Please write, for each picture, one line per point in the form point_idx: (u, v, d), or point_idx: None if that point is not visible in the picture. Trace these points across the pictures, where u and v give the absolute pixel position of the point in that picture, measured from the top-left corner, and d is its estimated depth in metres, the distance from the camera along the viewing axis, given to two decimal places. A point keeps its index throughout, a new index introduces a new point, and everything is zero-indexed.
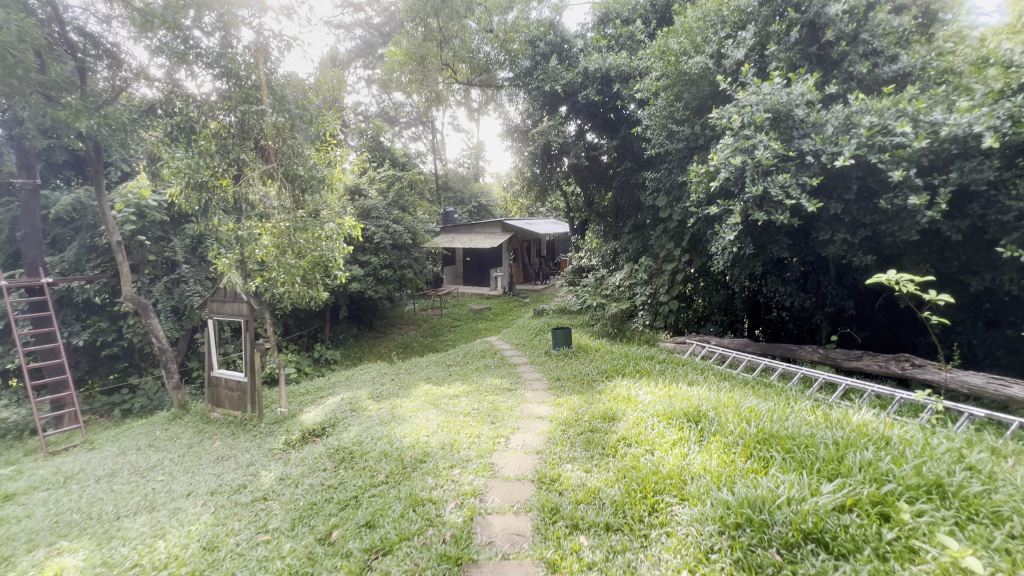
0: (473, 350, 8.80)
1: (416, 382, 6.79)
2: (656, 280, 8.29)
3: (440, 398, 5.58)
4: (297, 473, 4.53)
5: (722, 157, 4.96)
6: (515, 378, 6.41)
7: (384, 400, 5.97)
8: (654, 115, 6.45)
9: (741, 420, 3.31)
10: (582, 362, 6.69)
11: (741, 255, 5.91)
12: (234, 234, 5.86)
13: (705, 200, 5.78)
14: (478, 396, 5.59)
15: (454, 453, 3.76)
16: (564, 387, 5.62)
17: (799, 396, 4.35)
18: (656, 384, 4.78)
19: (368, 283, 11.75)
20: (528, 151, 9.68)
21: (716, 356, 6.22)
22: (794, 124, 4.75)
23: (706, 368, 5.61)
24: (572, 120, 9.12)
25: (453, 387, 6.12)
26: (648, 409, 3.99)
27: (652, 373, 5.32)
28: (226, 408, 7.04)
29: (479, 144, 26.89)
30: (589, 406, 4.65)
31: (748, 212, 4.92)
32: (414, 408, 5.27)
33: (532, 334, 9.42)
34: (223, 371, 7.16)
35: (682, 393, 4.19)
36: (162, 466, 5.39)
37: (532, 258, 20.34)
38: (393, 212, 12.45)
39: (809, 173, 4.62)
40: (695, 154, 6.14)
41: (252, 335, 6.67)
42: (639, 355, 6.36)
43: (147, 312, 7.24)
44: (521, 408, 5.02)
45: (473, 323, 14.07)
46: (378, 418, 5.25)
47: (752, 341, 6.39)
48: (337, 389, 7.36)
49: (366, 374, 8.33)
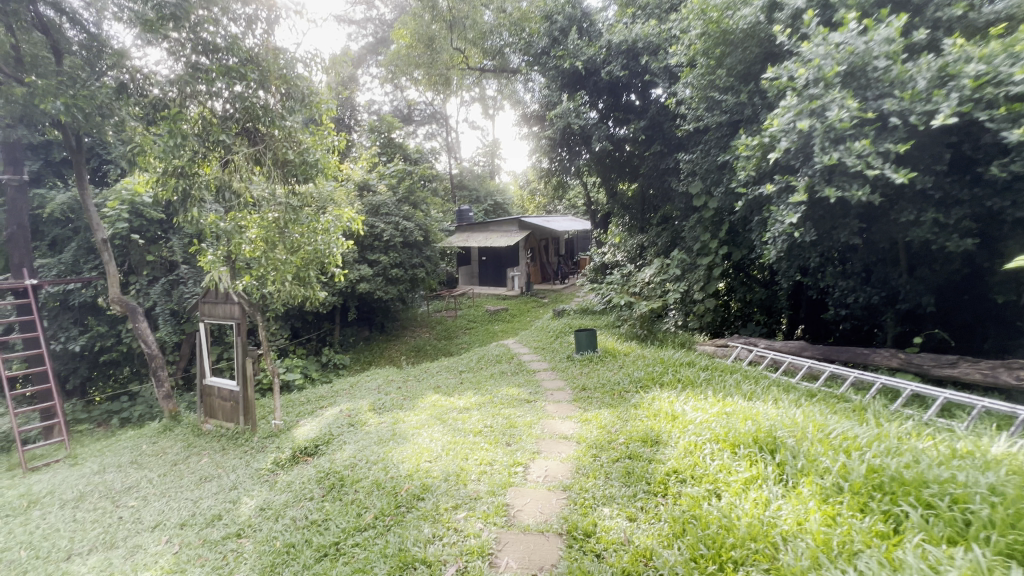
0: (488, 354, 8.07)
1: (423, 391, 6.09)
2: (690, 276, 7.45)
3: (448, 411, 4.86)
4: (279, 503, 3.85)
5: (782, 122, 4.11)
6: (533, 388, 5.64)
7: (386, 414, 5.28)
8: (692, 86, 5.64)
9: (835, 452, 2.48)
10: (611, 369, 5.89)
11: (798, 244, 5.05)
12: (218, 228, 5.24)
13: (756, 179, 4.93)
14: (491, 409, 4.84)
15: (461, 487, 3.03)
16: (591, 398, 4.85)
17: (889, 412, 3.49)
18: (703, 397, 3.97)
19: (377, 284, 11.13)
20: (546, 138, 8.93)
21: (767, 361, 5.36)
22: (872, 80, 3.89)
23: (759, 377, 4.76)
24: (595, 102, 8.32)
25: (463, 398, 5.39)
26: (700, 431, 3.19)
27: (695, 382, 4.52)
28: (220, 419, 6.47)
29: (494, 141, 26.21)
30: (624, 425, 3.87)
31: (814, 189, 4.06)
32: (418, 425, 4.55)
33: (552, 336, 8.66)
34: (217, 379, 6.60)
35: (741, 411, 3.38)
36: (138, 488, 4.81)
37: (551, 257, 19.49)
38: (404, 209, 11.83)
39: (895, 139, 3.75)
40: (741, 127, 5.32)
41: (244, 340, 6.07)
42: (676, 360, 5.53)
43: (136, 315, 6.73)
44: (542, 425, 4.27)
45: (489, 325, 13.35)
46: (377, 435, 4.56)
47: (809, 344, 5.51)
48: (339, 398, 6.72)
49: (372, 381, 7.68)
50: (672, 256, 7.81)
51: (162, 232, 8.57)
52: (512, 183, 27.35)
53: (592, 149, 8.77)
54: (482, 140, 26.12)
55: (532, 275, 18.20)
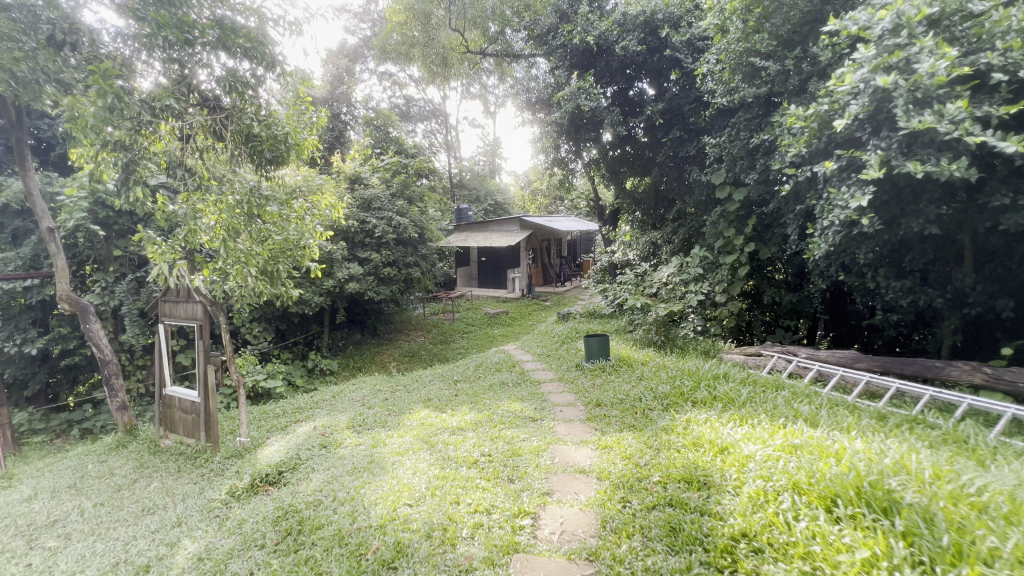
0: (487, 361, 7.29)
1: (412, 405, 5.28)
2: (713, 275, 6.68)
3: (438, 433, 4.07)
4: (223, 550, 3.05)
5: (853, 80, 3.32)
6: (539, 402, 4.85)
7: (366, 434, 4.47)
8: (726, 53, 4.88)
9: (990, 520, 1.70)
10: (627, 381, 5.10)
11: (854, 235, 4.28)
12: (169, 212, 4.45)
13: (806, 158, 4.16)
14: (490, 430, 4.04)
15: (447, 551, 2.26)
16: (609, 419, 4.06)
17: (1000, 444, 2.71)
18: (755, 420, 3.18)
19: (368, 284, 10.33)
20: (553, 124, 8.18)
21: (812, 374, 4.58)
22: (966, 28, 3.12)
23: (811, 395, 3.97)
24: (607, 84, 7.56)
25: (457, 415, 4.59)
26: (766, 472, 2.41)
27: (738, 400, 3.72)
28: (180, 434, 5.68)
29: (495, 139, 25.45)
30: (657, 457, 3.08)
31: (891, 165, 3.29)
32: (400, 450, 3.76)
33: (558, 342, 7.87)
34: (178, 388, 5.80)
35: (815, 443, 2.60)
36: (65, 523, 4.00)
37: (553, 258, 18.66)
38: (398, 204, 11.05)
39: (998, 100, 2.98)
40: (783, 100, 4.55)
41: (207, 344, 5.27)
42: (704, 370, 4.76)
43: (88, 315, 5.94)
44: (552, 453, 3.48)
45: (489, 329, 12.56)
46: (351, 462, 3.76)
47: (860, 353, 4.73)
48: (318, 411, 5.92)
49: (356, 391, 6.87)
50: (692, 254, 7.09)
51: (130, 224, 7.80)
52: (513, 184, 26.64)
53: (602, 138, 8.01)
54: (483, 139, 25.42)
55: (534, 277, 17.40)
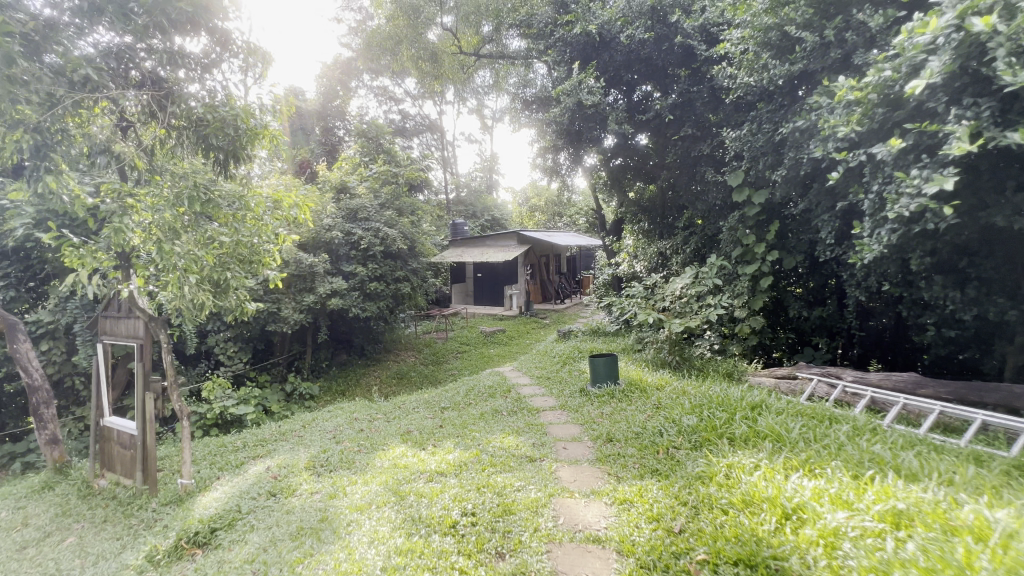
0: (479, 385, 6.49)
1: (386, 438, 4.47)
2: (732, 287, 5.96)
3: (410, 479, 3.26)
4: None
5: (933, 30, 2.66)
6: (537, 437, 4.04)
7: (326, 478, 3.64)
8: (754, 25, 4.27)
9: None
10: (641, 411, 4.31)
11: (913, 232, 3.59)
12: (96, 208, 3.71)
13: (858, 141, 3.49)
14: (477, 476, 3.24)
15: None
16: (625, 464, 3.26)
17: None
18: (822, 470, 2.42)
19: (352, 300, 9.61)
20: (552, 124, 7.57)
21: (865, 402, 3.82)
22: None
23: (874, 428, 3.21)
24: (609, 81, 6.99)
25: (437, 454, 3.78)
26: (878, 562, 1.63)
27: (789, 438, 2.95)
28: (117, 473, 4.84)
29: (492, 155, 25.02)
30: (699, 523, 2.29)
31: (982, 135, 2.62)
32: (362, 504, 2.95)
33: (558, 362, 7.09)
34: (118, 419, 4.99)
35: (927, 511, 1.86)
36: None
37: (552, 274, 17.92)
38: (386, 214, 10.39)
39: None
40: (824, 78, 3.93)
41: (146, 367, 4.48)
42: (732, 396, 3.99)
43: (16, 334, 5.15)
44: (555, 510, 2.69)
45: (485, 349, 11.78)
46: (299, 520, 2.94)
47: (919, 377, 3.99)
48: (281, 445, 5.09)
49: (330, 420, 6.05)
50: (708, 263, 6.27)
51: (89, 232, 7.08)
52: (511, 200, 26.17)
53: (604, 140, 7.40)
54: (479, 154, 25.01)
55: (532, 294, 16.65)
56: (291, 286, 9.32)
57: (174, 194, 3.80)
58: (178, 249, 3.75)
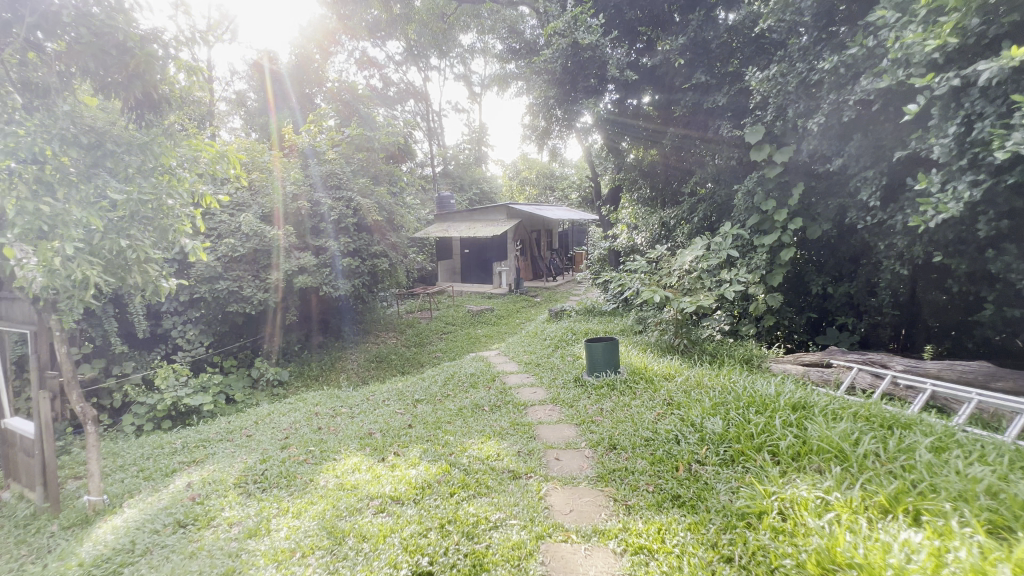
0: (459, 372, 5.74)
1: (340, 445, 3.67)
2: (749, 259, 5.21)
3: (354, 510, 2.48)
4: None
5: None
6: (522, 444, 3.27)
7: (253, 502, 2.85)
8: None
9: None
10: (650, 409, 3.57)
11: (1002, 183, 2.85)
12: None
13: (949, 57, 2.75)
14: (444, 504, 2.47)
15: None
16: (638, 488, 2.52)
17: None
18: (932, 520, 1.69)
19: (323, 277, 8.77)
20: (545, 70, 6.86)
21: (925, 398, 3.14)
22: None
23: (959, 435, 2.50)
24: (609, 20, 6.28)
25: (397, 470, 2.99)
26: None
27: (856, 456, 2.22)
28: (22, 483, 4.02)
29: (480, 125, 23.82)
30: None
31: None
32: (285, 551, 2.17)
33: (550, 346, 6.35)
34: (20, 421, 4.13)
35: None
36: None
37: (544, 250, 17.07)
38: (361, 182, 9.50)
39: None
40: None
41: (42, 361, 3.62)
42: (762, 391, 3.26)
43: None
44: (545, 567, 1.95)
45: (471, 329, 11.04)
46: (199, 572, 2.17)
47: (987, 367, 3.29)
48: (222, 449, 4.30)
49: (288, 415, 5.26)
50: (720, 233, 5.50)
51: None
52: (500, 174, 25.10)
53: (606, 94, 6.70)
54: (467, 125, 23.80)
55: (522, 270, 15.85)
56: (255, 262, 8.43)
57: (53, 133, 2.89)
58: (70, 203, 2.91)
